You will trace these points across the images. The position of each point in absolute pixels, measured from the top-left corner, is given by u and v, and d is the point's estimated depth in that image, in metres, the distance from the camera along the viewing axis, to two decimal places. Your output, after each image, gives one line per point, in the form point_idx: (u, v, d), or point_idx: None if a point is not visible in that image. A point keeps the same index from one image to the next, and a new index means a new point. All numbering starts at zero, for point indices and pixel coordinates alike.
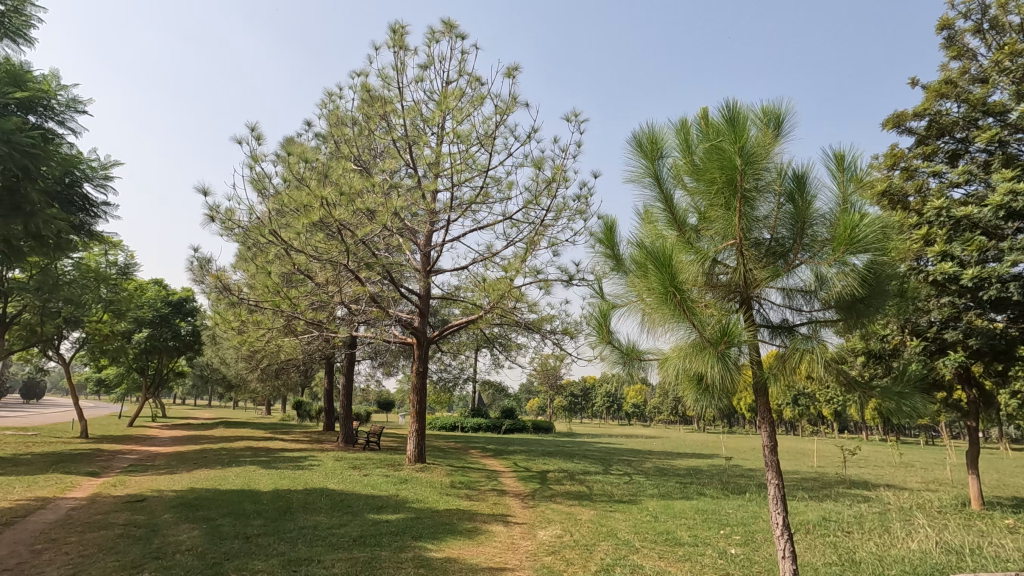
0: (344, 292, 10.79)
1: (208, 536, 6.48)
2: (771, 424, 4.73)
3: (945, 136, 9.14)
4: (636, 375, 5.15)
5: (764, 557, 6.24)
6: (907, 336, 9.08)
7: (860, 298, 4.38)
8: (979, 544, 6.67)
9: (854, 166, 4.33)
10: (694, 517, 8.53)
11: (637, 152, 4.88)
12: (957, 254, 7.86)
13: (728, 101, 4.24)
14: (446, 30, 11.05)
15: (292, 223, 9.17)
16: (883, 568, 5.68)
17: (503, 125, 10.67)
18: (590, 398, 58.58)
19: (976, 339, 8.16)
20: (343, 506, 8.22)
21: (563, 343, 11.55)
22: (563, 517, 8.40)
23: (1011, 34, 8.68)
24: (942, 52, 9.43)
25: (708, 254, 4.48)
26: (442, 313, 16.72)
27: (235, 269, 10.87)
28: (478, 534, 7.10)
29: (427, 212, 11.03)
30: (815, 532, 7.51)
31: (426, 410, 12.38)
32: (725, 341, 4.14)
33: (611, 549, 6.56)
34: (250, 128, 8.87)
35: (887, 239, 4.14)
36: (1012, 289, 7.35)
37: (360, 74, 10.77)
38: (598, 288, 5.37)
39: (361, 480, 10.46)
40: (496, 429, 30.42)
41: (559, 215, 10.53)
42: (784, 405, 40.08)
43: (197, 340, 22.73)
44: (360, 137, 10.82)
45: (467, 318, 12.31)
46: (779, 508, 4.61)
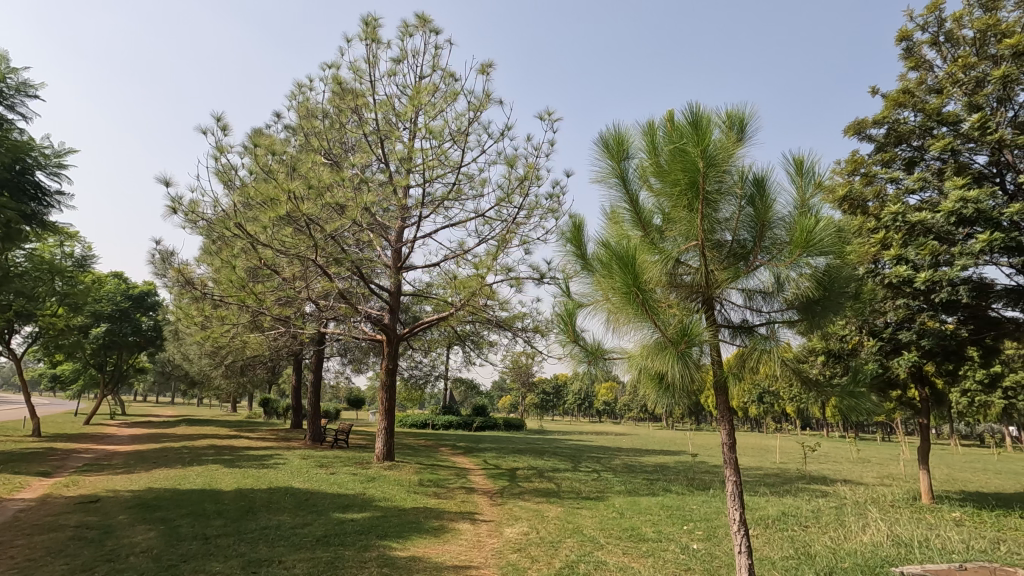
0: (312, 287, 10.64)
1: (165, 537, 6.29)
2: (731, 422, 4.82)
3: (903, 144, 9.44)
4: (600, 373, 5.20)
5: (724, 552, 6.38)
6: (865, 336, 9.42)
7: (816, 300, 4.51)
8: (927, 536, 6.95)
9: (813, 170, 4.44)
10: (659, 513, 8.65)
11: (604, 152, 4.92)
12: (911, 258, 8.17)
13: (692, 104, 4.30)
14: (420, 24, 10.95)
15: (258, 217, 8.95)
16: (837, 561, 5.86)
17: (476, 121, 10.66)
18: (562, 395, 58.98)
19: (929, 340, 8.53)
20: (308, 506, 8.07)
21: (534, 341, 11.61)
22: (531, 514, 8.44)
23: (964, 47, 9.00)
24: (901, 62, 9.75)
25: (671, 254, 4.52)
26: (414, 310, 16.63)
27: (199, 263, 10.56)
28: (444, 533, 7.07)
29: (399, 208, 10.93)
30: (774, 527, 7.71)
31: (395, 408, 12.28)
32: (686, 340, 4.21)
33: (577, 546, 6.62)
34: (215, 118, 8.62)
35: (842, 243, 4.27)
36: (961, 292, 7.67)
37: (331, 66, 10.59)
38: (565, 288, 5.40)
39: (327, 478, 10.30)
40: (467, 427, 30.44)
41: (531, 213, 10.60)
42: (749, 403, 41.17)
43: (159, 336, 22.03)
44: (331, 130, 10.64)
45: (437, 315, 12.21)
46: (737, 504, 4.71)
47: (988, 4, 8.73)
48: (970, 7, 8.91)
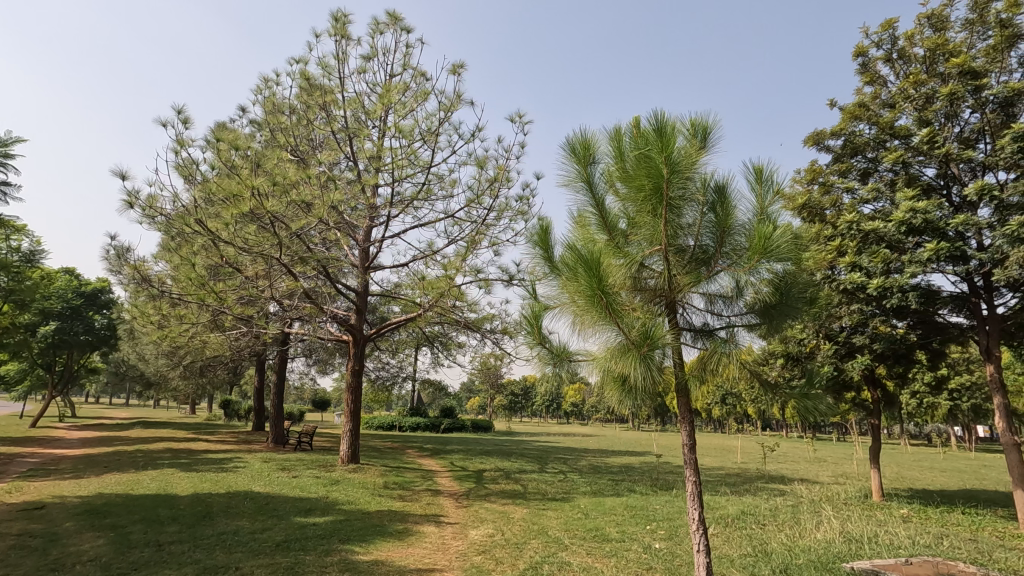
0: (275, 286, 10.39)
1: (115, 545, 6.05)
2: (691, 423, 4.92)
3: (858, 155, 9.81)
4: (566, 374, 5.24)
5: (685, 551, 6.51)
6: (821, 340, 9.78)
7: (773, 305, 4.64)
8: (877, 533, 7.23)
9: (771, 179, 4.57)
10: (622, 513, 8.76)
11: (571, 156, 4.97)
12: (864, 265, 8.51)
13: (657, 111, 4.37)
14: (391, 22, 10.85)
15: (219, 213, 8.69)
16: (792, 558, 6.04)
17: (446, 122, 10.63)
18: (530, 396, 59.18)
19: (880, 344, 8.90)
20: (268, 510, 7.88)
21: (502, 343, 11.62)
22: (496, 516, 8.43)
23: (915, 64, 9.41)
24: (858, 76, 10.13)
25: (635, 258, 4.60)
26: (381, 311, 16.44)
27: (157, 259, 10.22)
28: (408, 536, 7.00)
29: (367, 207, 10.80)
30: (733, 526, 7.90)
31: (361, 409, 12.10)
32: (649, 343, 4.28)
33: (541, 548, 6.64)
34: (176, 110, 8.34)
35: (799, 250, 4.41)
36: (910, 298, 8.03)
37: (298, 61, 10.38)
38: (531, 290, 5.43)
39: (289, 482, 10.08)
40: (434, 429, 30.26)
41: (501, 215, 10.62)
42: (713, 405, 42.10)
43: (113, 334, 21.11)
44: (298, 126, 10.43)
45: (405, 316, 12.09)
46: (696, 504, 4.80)
47: (938, 24, 9.15)
48: (921, 26, 9.33)
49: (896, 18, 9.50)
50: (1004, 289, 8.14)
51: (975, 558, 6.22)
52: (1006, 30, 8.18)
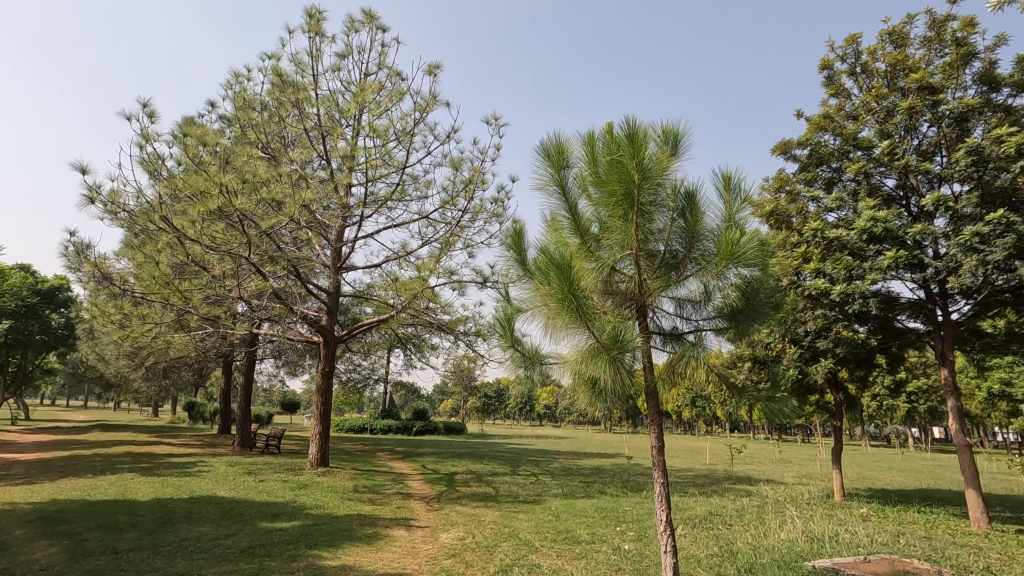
0: (243, 286, 10.15)
1: (70, 553, 5.82)
2: (660, 425, 4.98)
3: (823, 165, 10.11)
4: (538, 377, 5.26)
5: (654, 552, 6.59)
6: (787, 344, 10.04)
7: (740, 309, 4.74)
8: (837, 532, 7.45)
9: (739, 187, 4.67)
10: (593, 515, 8.83)
11: (544, 160, 5.00)
12: (828, 272, 8.78)
13: (630, 118, 4.42)
14: (366, 20, 10.75)
15: (186, 210, 8.46)
16: (756, 557, 6.17)
17: (422, 123, 10.57)
18: (504, 399, 59.12)
19: (842, 348, 9.18)
20: (233, 515, 7.69)
21: (476, 345, 11.60)
22: (467, 519, 8.40)
23: (877, 78, 9.75)
24: (823, 89, 10.45)
25: (607, 262, 4.64)
26: (353, 312, 16.23)
27: (119, 257, 9.88)
28: (377, 540, 6.92)
29: (340, 206, 10.67)
30: (701, 526, 8.02)
31: (331, 412, 11.91)
32: (619, 346, 4.33)
33: (512, 550, 6.64)
34: (141, 104, 8.09)
35: (765, 256, 4.51)
36: (871, 304, 8.31)
37: (271, 57, 10.19)
38: (504, 292, 5.44)
39: (255, 486, 9.85)
40: (406, 431, 30.03)
41: (475, 217, 10.61)
42: (683, 407, 42.79)
43: (71, 334, 20.35)
44: (269, 123, 10.22)
45: (377, 317, 11.95)
46: (663, 505, 4.86)
47: (898, 40, 9.51)
48: (882, 42, 9.68)
49: (859, 33, 9.84)
50: (958, 296, 8.49)
51: (929, 555, 6.47)
52: (961, 49, 8.56)
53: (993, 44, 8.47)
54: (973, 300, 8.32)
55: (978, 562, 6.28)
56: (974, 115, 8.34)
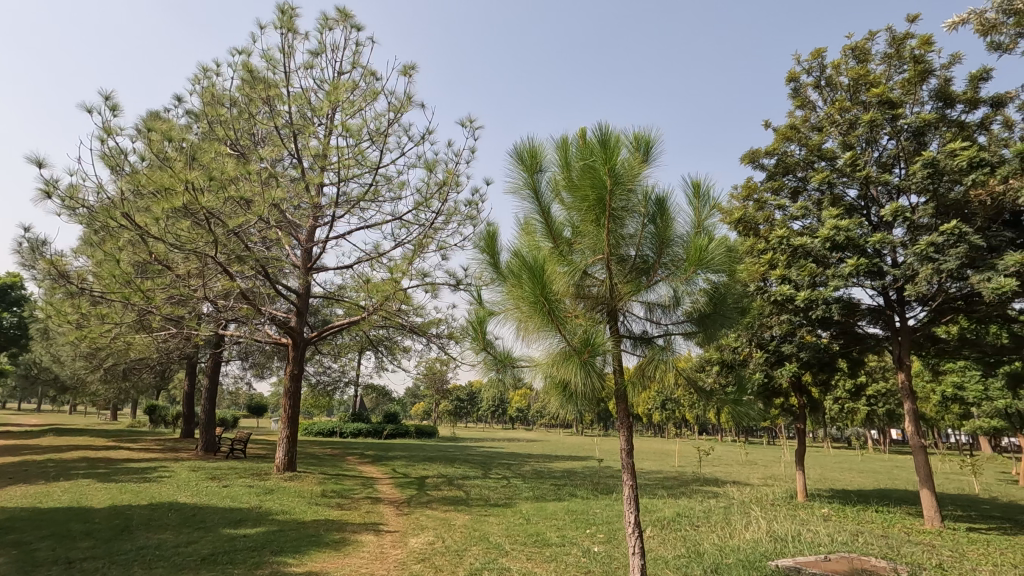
0: (209, 286, 9.88)
1: (18, 563, 5.56)
2: (630, 428, 5.03)
3: (789, 174, 10.40)
4: (509, 380, 5.26)
5: (622, 553, 6.66)
6: (754, 348, 10.27)
7: (708, 314, 4.83)
8: (800, 531, 7.65)
9: (708, 194, 4.77)
10: (563, 517, 8.86)
11: (518, 164, 5.02)
12: (793, 278, 9.02)
13: (602, 124, 4.47)
14: (341, 18, 10.61)
15: (149, 207, 8.20)
16: (722, 558, 6.29)
17: (396, 123, 10.48)
18: (476, 402, 58.89)
19: (806, 353, 9.44)
20: (195, 522, 7.46)
21: (448, 348, 11.54)
22: (437, 523, 8.34)
23: (840, 92, 10.08)
24: (790, 100, 10.76)
25: (579, 266, 4.67)
26: (323, 313, 15.96)
27: (77, 254, 9.51)
28: (345, 545, 6.81)
29: (311, 206, 10.49)
30: (669, 527, 8.14)
31: (299, 415, 11.68)
32: (590, 350, 4.35)
33: (481, 554, 6.62)
34: (103, 96, 7.81)
35: (732, 262, 4.60)
36: (834, 310, 8.57)
37: (241, 52, 9.97)
38: (477, 295, 5.43)
39: (218, 491, 9.58)
40: (377, 434, 29.67)
41: (449, 219, 10.56)
42: (654, 410, 43.30)
43: (23, 334, 19.49)
44: (239, 120, 9.98)
45: (348, 319, 11.76)
46: (632, 508, 4.91)
47: (861, 56, 9.86)
48: (846, 57, 10.01)
49: (824, 48, 10.16)
50: (914, 303, 8.82)
51: (886, 553, 6.68)
52: (919, 66, 8.91)
53: (948, 63, 8.86)
54: (929, 307, 8.67)
55: (931, 559, 6.52)
56: (931, 130, 8.70)
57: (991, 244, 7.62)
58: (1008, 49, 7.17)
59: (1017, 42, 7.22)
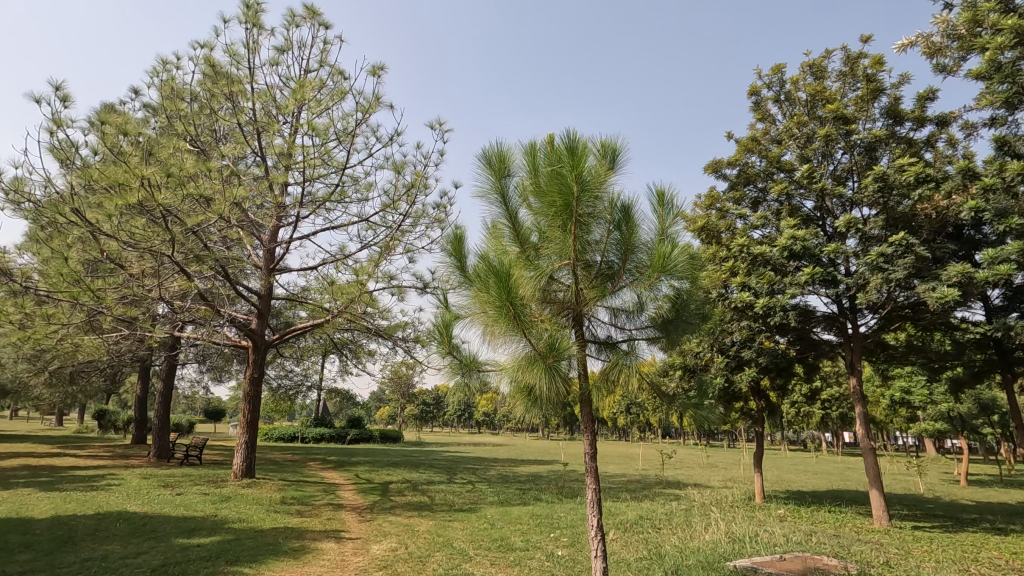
0: (165, 286, 9.53)
1: None
2: (594, 433, 5.07)
3: (750, 185, 10.71)
4: (475, 384, 5.24)
5: (585, 557, 6.71)
6: (715, 353, 10.53)
7: (670, 319, 4.92)
8: (758, 532, 7.86)
9: (672, 202, 4.87)
10: (528, 522, 8.88)
11: (486, 168, 5.03)
12: (753, 286, 9.28)
13: (570, 131, 4.52)
14: (308, 16, 10.43)
15: (102, 203, 7.86)
16: (682, 559, 6.40)
17: (364, 123, 10.34)
18: (442, 406, 58.38)
19: (765, 358, 9.74)
20: (146, 531, 7.16)
21: (414, 352, 11.43)
22: (400, 529, 8.23)
23: (798, 106, 10.46)
24: (751, 113, 11.10)
25: (545, 271, 4.69)
26: (286, 315, 15.59)
27: (22, 251, 9.04)
28: (304, 553, 6.65)
29: (274, 205, 10.26)
30: (632, 530, 8.24)
31: (259, 420, 11.36)
32: (555, 354, 4.39)
33: (445, 559, 6.56)
34: (53, 86, 7.46)
35: (694, 269, 4.70)
36: (791, 317, 8.87)
37: (203, 46, 9.68)
38: (443, 299, 5.40)
39: (172, 500, 9.22)
40: (340, 439, 29.06)
41: (417, 222, 10.48)
42: (619, 414, 43.81)
43: None
44: (200, 115, 9.69)
45: (312, 321, 11.50)
46: (594, 511, 4.94)
47: (818, 73, 10.26)
48: (804, 74, 10.41)
49: (784, 64, 10.53)
50: (866, 311, 9.20)
51: (837, 551, 6.94)
52: (871, 84, 9.34)
53: (898, 82, 9.31)
54: (879, 315, 9.05)
55: (879, 556, 6.79)
56: (881, 146, 9.12)
57: (936, 256, 8.02)
58: (952, 71, 7.59)
59: (960, 65, 7.66)
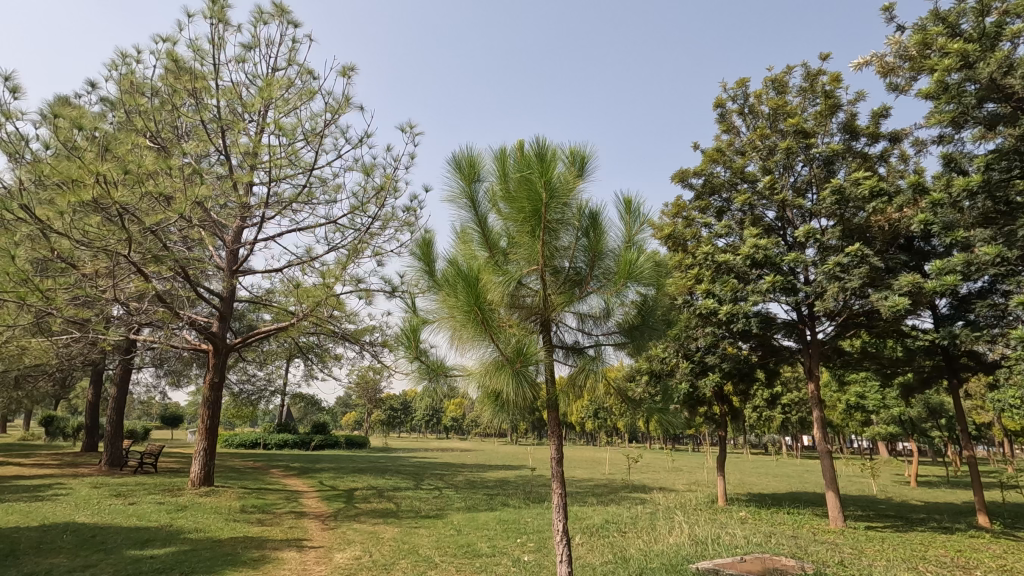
0: (120, 287, 9.16)
1: None
2: (560, 438, 5.10)
3: (715, 195, 10.97)
4: (442, 389, 5.21)
5: (551, 562, 6.73)
6: (681, 359, 10.72)
7: (636, 325, 4.98)
8: (720, 535, 8.02)
9: (639, 210, 4.95)
10: (494, 527, 8.85)
11: (456, 173, 5.03)
12: (717, 293, 9.50)
13: (540, 137, 4.56)
14: (277, 13, 10.25)
15: (54, 200, 7.52)
16: (647, 563, 6.48)
17: (333, 124, 10.20)
18: (410, 411, 57.70)
19: (728, 363, 9.97)
20: (95, 544, 6.85)
21: (382, 356, 11.30)
22: (365, 537, 8.09)
23: (761, 119, 10.79)
24: (716, 125, 11.39)
25: (514, 276, 4.70)
26: (248, 318, 15.19)
27: None
28: (264, 564, 6.47)
29: (239, 205, 10.01)
30: (598, 535, 8.30)
31: (219, 426, 11.02)
32: (522, 359, 4.40)
33: (410, 567, 6.49)
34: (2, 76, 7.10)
35: (660, 276, 4.78)
36: (753, 324, 9.10)
37: (166, 40, 9.39)
38: (411, 303, 5.36)
39: (123, 510, 8.85)
40: (303, 446, 28.41)
41: (386, 225, 10.37)
42: (586, 419, 44.11)
43: None
44: (161, 111, 9.39)
45: (276, 325, 11.24)
46: (560, 516, 4.96)
47: (779, 88, 10.61)
48: (766, 88, 10.75)
49: (748, 78, 10.86)
50: (823, 319, 9.53)
51: (795, 552, 7.13)
52: (829, 100, 9.72)
53: (854, 99, 9.71)
54: (836, 322, 9.37)
55: (834, 556, 7.00)
56: (839, 160, 9.50)
57: (888, 266, 8.37)
58: (903, 90, 7.98)
59: (911, 85, 8.05)
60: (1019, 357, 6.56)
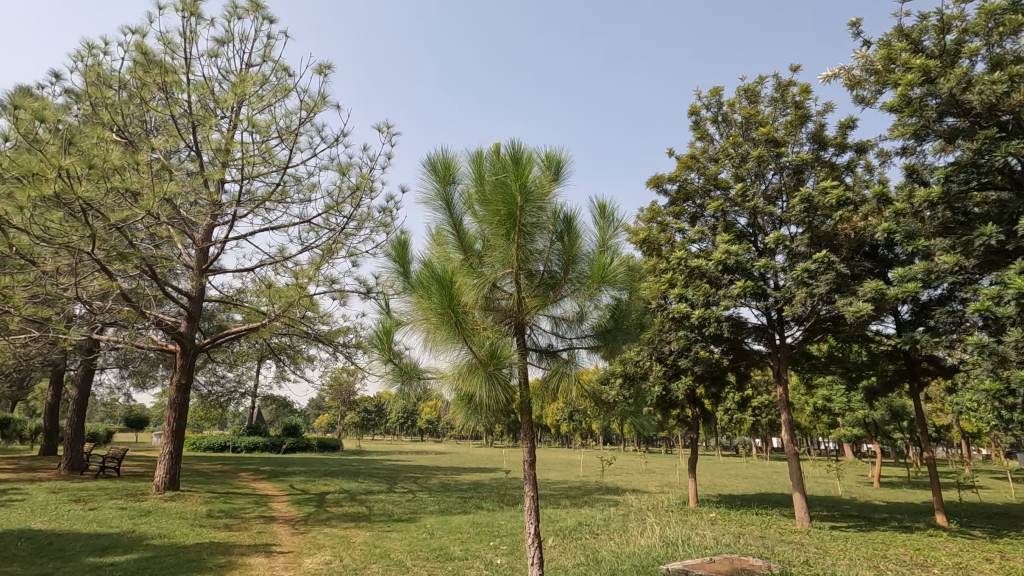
0: (83, 285, 8.86)
1: None
2: (533, 440, 5.11)
3: (689, 200, 11.14)
4: (415, 392, 5.17)
5: (524, 564, 6.74)
6: (654, 362, 10.86)
7: (609, 329, 5.01)
8: (690, 536, 8.14)
9: (613, 216, 5.00)
10: (467, 531, 8.82)
11: (431, 174, 5.02)
12: (689, 297, 9.65)
13: (515, 141, 4.59)
14: (251, 9, 10.08)
15: (12, 194, 7.23)
16: (618, 564, 6.54)
17: (308, 122, 10.05)
18: (384, 414, 57.12)
19: (700, 366, 10.14)
20: (51, 551, 6.60)
21: (356, 358, 11.17)
22: (335, 541, 7.97)
23: (733, 128, 11.00)
24: (691, 132, 11.58)
25: (488, 279, 4.70)
26: (218, 318, 14.84)
27: None
28: (230, 570, 6.33)
29: (209, 203, 9.80)
30: (571, 536, 8.35)
31: (186, 428, 10.72)
32: (496, 362, 4.40)
33: (381, 571, 6.43)
34: None
35: (632, 280, 4.84)
36: (724, 328, 9.27)
37: (135, 32, 9.14)
38: (385, 304, 5.31)
39: (82, 516, 8.54)
40: (275, 449, 27.88)
41: (362, 224, 10.27)
42: (562, 422, 44.30)
43: None
44: (128, 104, 9.12)
45: (246, 325, 11.01)
46: (532, 518, 4.97)
47: (752, 97, 10.85)
48: (739, 97, 10.98)
49: (721, 87, 11.08)
50: (792, 324, 9.76)
51: (763, 552, 7.27)
52: (799, 111, 9.97)
53: (822, 110, 9.99)
54: (803, 327, 9.62)
55: (800, 556, 7.17)
56: (808, 168, 9.76)
57: (854, 272, 8.63)
58: (869, 103, 8.24)
59: (876, 97, 8.33)
60: (975, 362, 6.81)
